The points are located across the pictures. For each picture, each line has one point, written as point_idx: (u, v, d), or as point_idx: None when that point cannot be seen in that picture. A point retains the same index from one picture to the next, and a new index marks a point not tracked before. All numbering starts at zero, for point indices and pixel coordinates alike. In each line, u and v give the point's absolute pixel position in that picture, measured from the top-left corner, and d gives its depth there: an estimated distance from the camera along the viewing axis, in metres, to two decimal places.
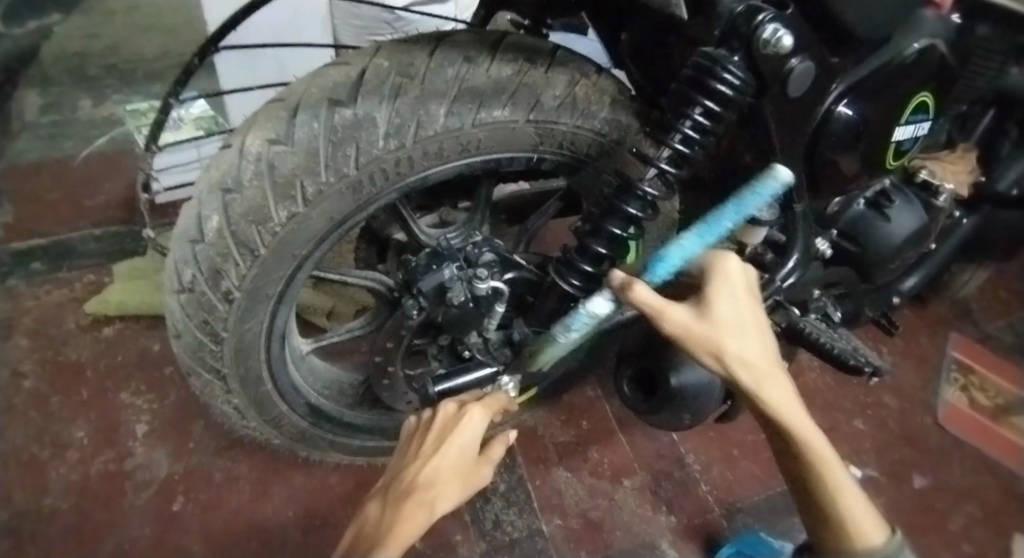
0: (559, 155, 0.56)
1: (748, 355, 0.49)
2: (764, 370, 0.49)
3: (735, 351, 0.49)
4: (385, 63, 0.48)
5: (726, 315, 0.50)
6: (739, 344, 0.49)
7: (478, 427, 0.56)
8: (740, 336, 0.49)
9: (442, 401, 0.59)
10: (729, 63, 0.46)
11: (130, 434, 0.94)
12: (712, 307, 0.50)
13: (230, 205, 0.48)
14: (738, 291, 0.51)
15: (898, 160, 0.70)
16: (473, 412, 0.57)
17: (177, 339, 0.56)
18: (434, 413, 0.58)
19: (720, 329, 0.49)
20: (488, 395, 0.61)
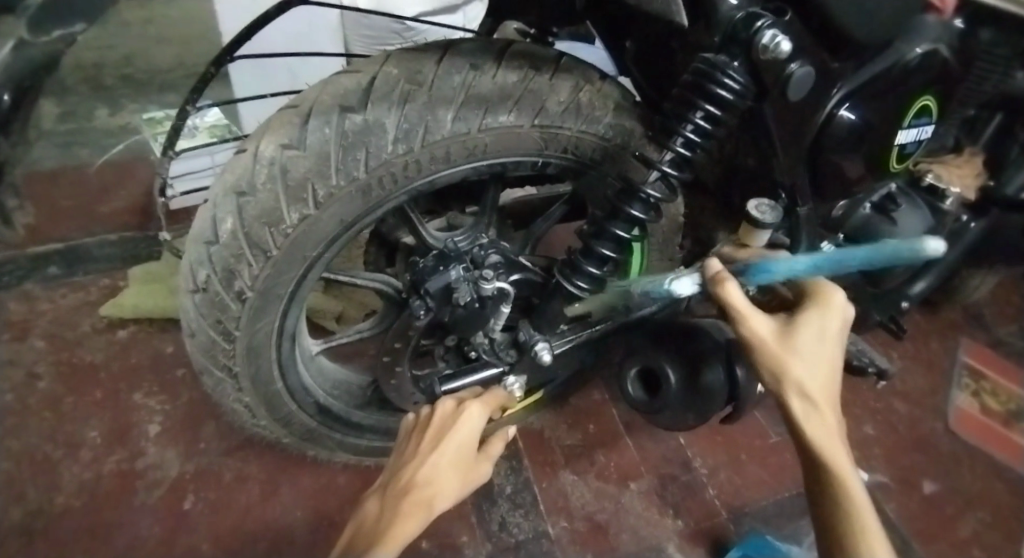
0: (563, 159, 0.57)
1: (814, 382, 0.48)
2: (820, 404, 0.48)
3: (799, 378, 0.48)
4: (394, 70, 0.50)
5: (804, 342, 0.50)
6: (807, 373, 0.48)
7: (477, 423, 0.58)
8: (816, 363, 0.49)
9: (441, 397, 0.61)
10: (729, 68, 0.47)
11: (143, 434, 0.96)
12: (791, 331, 0.50)
13: (244, 208, 0.49)
14: (828, 329, 0.51)
15: (900, 164, 0.69)
16: (472, 409, 0.58)
17: (191, 338, 0.58)
18: (433, 409, 0.59)
19: (792, 349, 0.49)
20: (488, 392, 0.62)
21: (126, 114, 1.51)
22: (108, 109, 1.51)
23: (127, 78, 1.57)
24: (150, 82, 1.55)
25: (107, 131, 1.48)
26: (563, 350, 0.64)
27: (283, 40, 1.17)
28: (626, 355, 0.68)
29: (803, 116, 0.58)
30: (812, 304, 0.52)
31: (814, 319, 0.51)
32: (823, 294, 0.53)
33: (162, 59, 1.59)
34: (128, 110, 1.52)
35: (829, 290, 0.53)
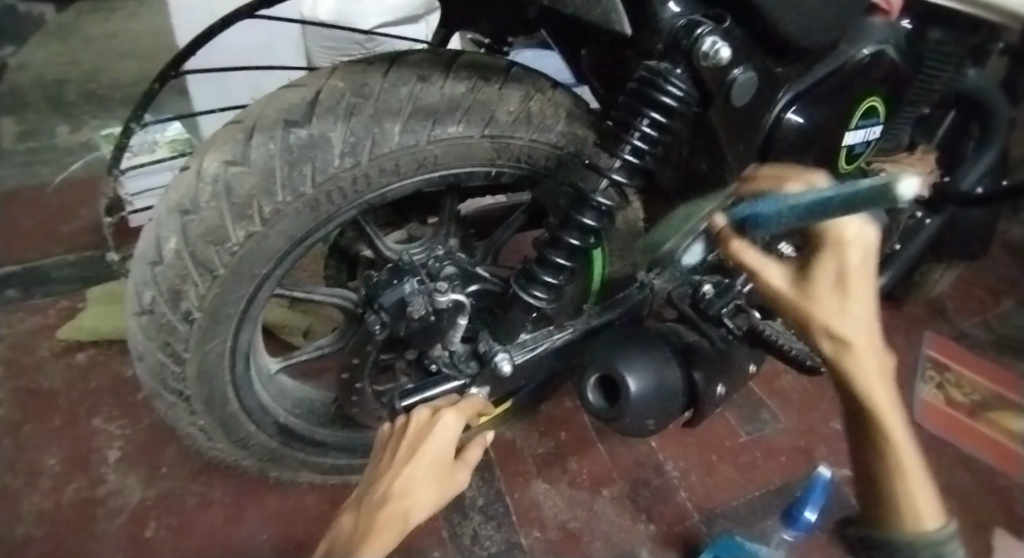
0: (517, 168, 0.57)
1: (848, 329, 0.48)
2: (858, 345, 0.47)
3: (832, 329, 0.48)
4: (339, 84, 0.49)
5: (828, 298, 0.48)
6: (839, 319, 0.48)
7: (453, 432, 0.56)
8: (847, 311, 0.47)
9: (414, 409, 0.58)
10: (671, 76, 0.48)
11: (103, 461, 0.93)
12: (817, 285, 0.49)
13: (188, 227, 0.48)
14: (850, 263, 0.48)
15: (851, 165, 0.70)
16: (447, 417, 0.57)
17: (140, 361, 0.57)
18: (408, 419, 0.58)
19: (822, 304, 0.48)
20: (464, 401, 0.61)
21: (87, 130, 1.47)
22: (69, 126, 1.48)
23: (88, 93, 1.57)
24: (111, 96, 1.55)
25: (67, 149, 1.45)
26: (525, 359, 0.63)
27: (242, 52, 1.15)
28: (586, 361, 0.62)
29: (749, 119, 0.59)
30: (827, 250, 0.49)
31: (831, 270, 0.48)
32: (832, 231, 0.49)
33: (124, 75, 1.60)
34: (89, 126, 1.49)
35: (838, 223, 0.48)
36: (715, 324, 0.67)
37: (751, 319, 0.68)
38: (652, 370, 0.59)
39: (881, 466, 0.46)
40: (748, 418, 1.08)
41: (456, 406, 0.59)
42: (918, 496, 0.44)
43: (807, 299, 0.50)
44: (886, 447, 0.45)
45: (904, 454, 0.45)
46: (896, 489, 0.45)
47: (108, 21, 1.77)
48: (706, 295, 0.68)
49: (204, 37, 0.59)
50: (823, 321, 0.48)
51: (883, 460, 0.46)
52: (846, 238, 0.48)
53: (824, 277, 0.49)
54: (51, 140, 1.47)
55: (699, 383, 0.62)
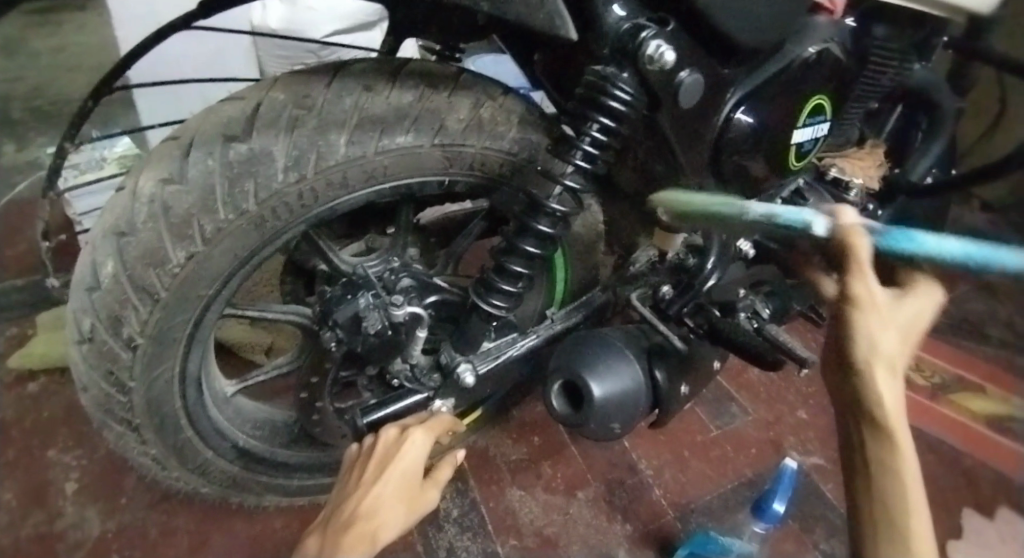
0: (470, 176, 0.57)
1: (892, 360, 0.37)
2: (902, 377, 0.37)
3: (886, 349, 0.37)
4: (280, 96, 0.48)
5: (885, 332, 0.37)
6: (890, 344, 0.37)
7: (421, 450, 0.55)
8: (897, 344, 0.38)
9: (384, 426, 0.56)
10: (617, 81, 0.47)
11: (59, 494, 0.89)
12: (888, 324, 0.38)
13: (125, 250, 0.46)
14: (915, 311, 0.40)
15: (800, 161, 0.72)
16: (415, 435, 0.55)
17: (86, 391, 0.55)
18: (374, 440, 0.55)
19: (877, 325, 0.38)
20: (433, 418, 0.59)
21: (33, 149, 1.41)
22: (15, 144, 1.42)
23: (35, 110, 1.51)
24: (59, 112, 1.49)
25: (13, 169, 1.38)
26: (489, 369, 0.62)
27: (190, 64, 1.12)
28: (548, 369, 0.61)
29: (699, 120, 0.59)
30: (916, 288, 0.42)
31: (900, 315, 0.39)
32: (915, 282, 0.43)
33: (73, 91, 1.54)
34: (36, 144, 1.43)
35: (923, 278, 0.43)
36: (676, 325, 0.66)
37: (711, 317, 0.66)
38: (612, 373, 0.57)
39: (866, 531, 0.37)
40: (719, 413, 1.09)
41: (426, 426, 0.56)
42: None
43: (859, 313, 0.38)
44: (884, 512, 0.36)
45: (919, 517, 0.35)
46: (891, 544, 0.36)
47: (54, 36, 1.70)
48: (664, 297, 0.66)
49: (139, 52, 0.56)
50: (884, 348, 0.37)
51: (897, 515, 0.36)
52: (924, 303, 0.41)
53: (898, 311, 0.39)
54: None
55: (662, 381, 0.60)
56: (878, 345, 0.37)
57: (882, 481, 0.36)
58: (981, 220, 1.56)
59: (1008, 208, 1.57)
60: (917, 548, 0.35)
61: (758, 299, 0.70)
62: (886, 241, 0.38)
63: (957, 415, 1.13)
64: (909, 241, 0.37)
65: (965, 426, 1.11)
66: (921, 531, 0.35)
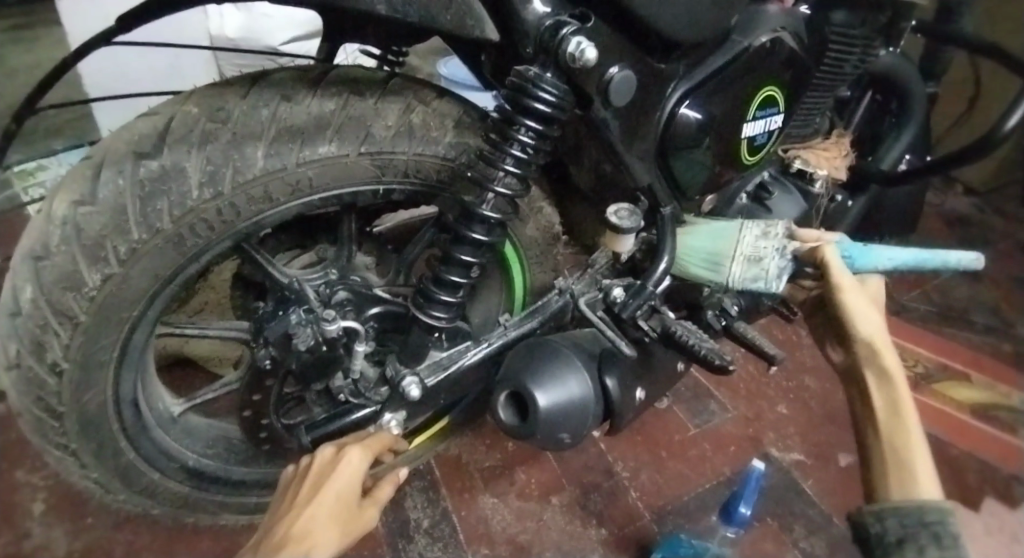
0: (407, 184, 0.55)
1: (874, 328, 0.48)
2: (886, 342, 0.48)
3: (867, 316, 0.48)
4: (193, 110, 0.46)
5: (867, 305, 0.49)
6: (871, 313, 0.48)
7: (359, 468, 0.53)
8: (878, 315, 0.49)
9: (321, 446, 0.56)
10: (541, 81, 0.46)
11: (25, 516, 0.88)
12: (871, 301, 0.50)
13: (41, 273, 0.45)
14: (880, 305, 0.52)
15: (754, 156, 0.70)
16: (352, 452, 0.54)
17: (21, 417, 0.54)
18: (312, 459, 0.54)
19: (860, 300, 0.48)
20: (370, 436, 0.58)
21: None
22: None
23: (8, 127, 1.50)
24: None
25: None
26: (438, 382, 0.59)
27: (148, 74, 1.11)
28: (496, 378, 0.59)
29: (639, 118, 0.58)
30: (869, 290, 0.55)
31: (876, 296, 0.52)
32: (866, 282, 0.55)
33: None
34: None
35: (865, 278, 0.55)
36: (630, 328, 0.62)
37: (665, 320, 0.62)
38: (559, 383, 0.56)
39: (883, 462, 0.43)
40: (697, 411, 1.07)
41: (366, 447, 0.55)
42: (921, 470, 0.41)
43: (843, 291, 0.49)
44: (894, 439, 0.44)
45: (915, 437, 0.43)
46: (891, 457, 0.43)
47: (29, 50, 1.69)
48: (617, 300, 0.63)
49: (61, 69, 0.55)
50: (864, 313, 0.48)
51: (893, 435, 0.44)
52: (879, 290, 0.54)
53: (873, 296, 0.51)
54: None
55: (614, 388, 0.59)
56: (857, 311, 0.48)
57: (890, 417, 0.45)
58: (966, 205, 1.54)
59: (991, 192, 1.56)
60: (919, 467, 0.42)
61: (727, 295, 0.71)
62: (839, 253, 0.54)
63: (941, 404, 1.11)
64: (852, 255, 0.54)
65: (948, 416, 1.09)
66: (921, 454, 0.42)
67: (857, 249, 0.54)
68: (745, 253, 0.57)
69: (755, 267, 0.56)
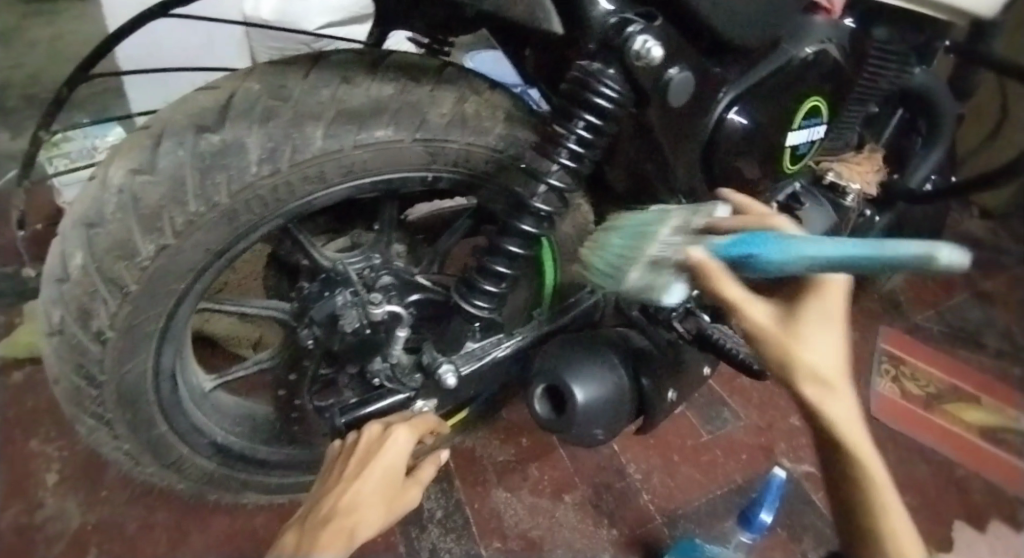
0: (454, 172, 0.55)
1: (829, 365, 0.36)
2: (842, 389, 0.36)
3: (815, 369, 0.35)
4: (255, 86, 0.47)
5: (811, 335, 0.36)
6: (820, 358, 0.36)
7: (404, 449, 0.55)
8: (828, 349, 0.36)
9: (367, 423, 0.57)
10: (604, 77, 0.46)
11: (40, 484, 0.88)
12: (803, 325, 0.36)
13: (95, 241, 0.45)
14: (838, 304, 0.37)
15: (795, 165, 0.71)
16: (397, 432, 0.55)
17: (57, 384, 0.53)
18: (359, 435, 0.56)
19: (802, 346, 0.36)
20: (417, 416, 0.60)
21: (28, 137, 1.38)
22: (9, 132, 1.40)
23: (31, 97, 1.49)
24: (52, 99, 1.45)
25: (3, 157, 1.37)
26: (472, 370, 0.61)
27: (181, 51, 1.12)
28: (531, 372, 0.59)
29: (688, 119, 0.57)
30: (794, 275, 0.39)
31: (817, 304, 0.37)
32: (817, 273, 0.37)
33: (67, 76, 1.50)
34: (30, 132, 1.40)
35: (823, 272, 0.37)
36: (663, 329, 0.62)
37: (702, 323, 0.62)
38: (599, 378, 0.56)
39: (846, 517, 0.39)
40: (711, 419, 1.07)
41: (412, 431, 0.57)
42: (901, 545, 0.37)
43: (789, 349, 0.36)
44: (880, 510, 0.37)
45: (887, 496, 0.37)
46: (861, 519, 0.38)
47: None
48: (654, 300, 0.62)
49: (115, 38, 0.55)
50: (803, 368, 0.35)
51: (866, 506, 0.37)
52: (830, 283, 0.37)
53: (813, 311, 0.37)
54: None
55: (648, 389, 0.60)
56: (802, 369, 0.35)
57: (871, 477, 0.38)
58: (980, 228, 1.54)
59: (1008, 216, 1.56)
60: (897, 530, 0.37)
61: None
62: (727, 252, 0.38)
63: (951, 425, 1.12)
64: (763, 250, 0.35)
65: (959, 437, 1.10)
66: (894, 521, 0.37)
67: (776, 244, 0.35)
68: (648, 255, 0.48)
69: (649, 276, 0.46)
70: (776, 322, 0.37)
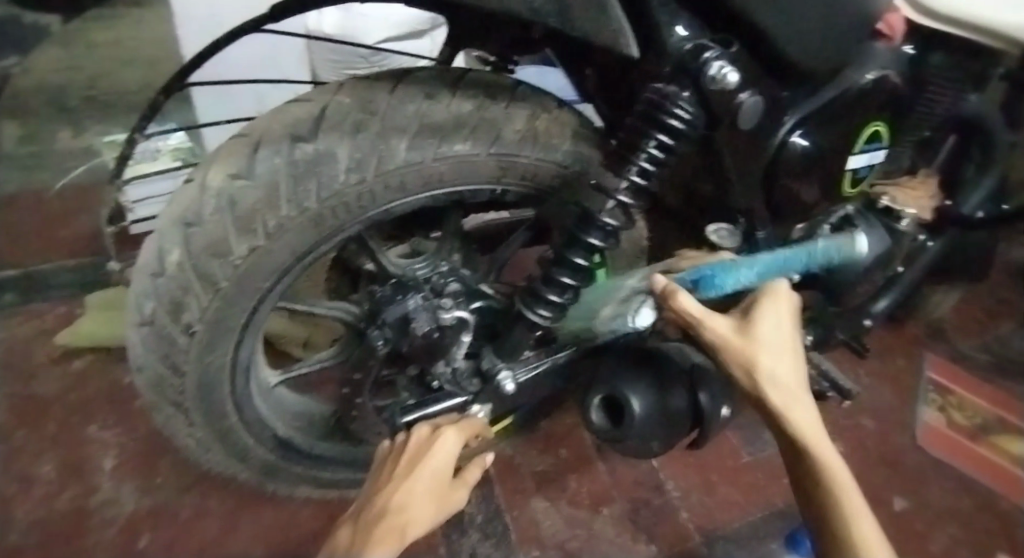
0: (522, 187, 0.58)
1: (779, 369, 0.55)
2: (789, 387, 0.54)
3: (768, 367, 0.55)
4: (346, 101, 0.50)
5: (763, 329, 0.57)
6: (773, 362, 0.55)
7: (452, 450, 0.57)
8: (777, 356, 0.55)
9: (415, 425, 0.59)
10: (678, 99, 0.48)
11: (97, 468, 0.93)
12: (752, 328, 0.57)
13: (192, 239, 0.48)
14: (783, 323, 0.58)
15: (854, 188, 0.72)
16: (447, 433, 0.58)
17: (139, 372, 0.56)
18: (408, 436, 0.58)
19: (758, 347, 0.55)
20: (464, 420, 0.62)
21: (88, 135, 1.43)
22: (70, 130, 1.44)
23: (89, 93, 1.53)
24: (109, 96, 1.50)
25: (65, 156, 1.42)
26: (528, 378, 0.63)
27: (247, 63, 1.17)
28: (590, 382, 0.63)
29: (749, 143, 0.59)
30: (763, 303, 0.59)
31: (767, 322, 0.57)
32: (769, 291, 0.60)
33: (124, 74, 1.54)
34: (91, 131, 1.44)
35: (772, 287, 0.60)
36: None
37: None
38: (656, 395, 0.59)
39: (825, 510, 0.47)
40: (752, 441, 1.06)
41: (458, 434, 0.59)
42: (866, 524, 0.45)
43: (751, 349, 0.55)
44: (829, 485, 0.48)
45: (845, 486, 0.47)
46: (830, 502, 0.47)
47: None
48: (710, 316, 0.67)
49: (209, 52, 0.58)
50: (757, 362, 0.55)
51: (830, 489, 0.48)
52: (778, 297, 0.59)
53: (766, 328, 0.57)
54: (51, 146, 1.42)
55: (706, 402, 0.60)
56: (757, 364, 0.54)
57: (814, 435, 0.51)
58: None
59: None
60: (856, 516, 0.45)
61: None
62: (688, 279, 0.62)
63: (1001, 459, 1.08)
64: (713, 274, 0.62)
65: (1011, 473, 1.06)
66: (856, 502, 0.46)
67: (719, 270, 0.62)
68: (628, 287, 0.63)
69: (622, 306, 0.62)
70: (733, 331, 0.56)
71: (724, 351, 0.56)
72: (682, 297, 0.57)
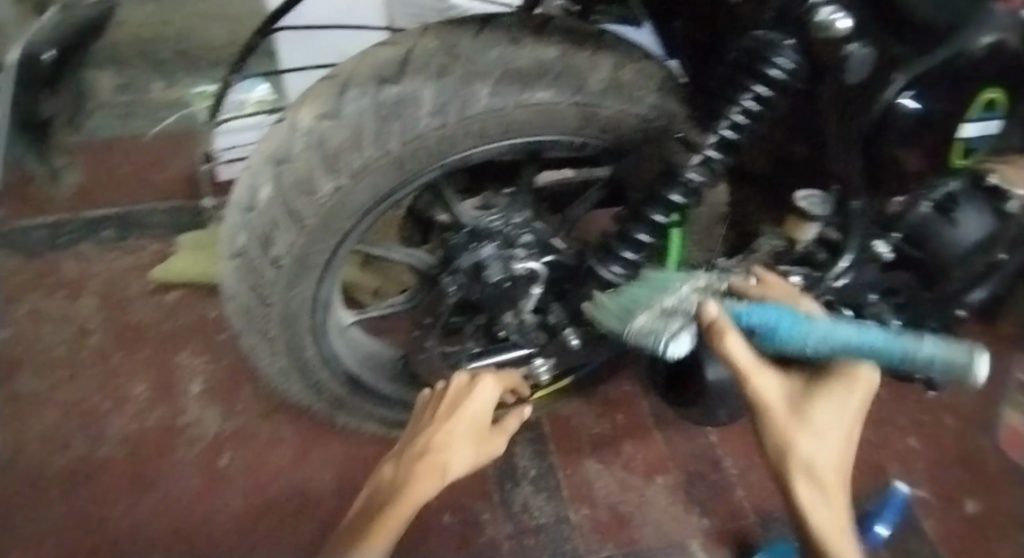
0: (602, 139, 0.56)
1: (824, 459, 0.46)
2: (830, 483, 0.45)
3: (809, 449, 0.46)
4: (432, 44, 0.50)
5: (820, 410, 0.48)
6: (818, 447, 0.46)
7: (489, 400, 0.62)
8: (825, 444, 0.46)
9: (455, 373, 0.64)
10: (781, 48, 0.45)
11: (186, 392, 1.01)
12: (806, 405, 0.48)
13: (282, 176, 0.50)
14: (849, 411, 0.48)
15: (964, 160, 0.66)
16: (485, 383, 0.62)
17: (229, 301, 0.60)
18: (448, 384, 0.63)
19: (801, 427, 0.47)
20: (504, 374, 0.67)
21: (179, 87, 1.46)
22: (162, 81, 1.46)
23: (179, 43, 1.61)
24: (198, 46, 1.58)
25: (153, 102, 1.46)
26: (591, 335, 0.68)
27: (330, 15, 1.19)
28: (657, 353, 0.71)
29: (855, 100, 0.54)
30: (834, 379, 0.49)
31: (827, 403, 0.48)
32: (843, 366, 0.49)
33: None
34: (183, 84, 1.47)
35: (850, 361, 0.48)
36: None
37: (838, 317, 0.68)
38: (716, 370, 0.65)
39: None
40: None
41: (489, 388, 0.63)
42: None
43: (792, 427, 0.47)
44: None
45: None
46: None
47: None
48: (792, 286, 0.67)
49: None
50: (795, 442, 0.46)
51: None
52: (857, 377, 0.48)
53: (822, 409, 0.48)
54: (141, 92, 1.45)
55: None
56: (794, 444, 0.46)
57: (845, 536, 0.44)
58: None
59: None
60: None
61: (886, 310, 0.76)
62: (742, 320, 0.52)
63: None
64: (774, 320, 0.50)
65: None
66: None
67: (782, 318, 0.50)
68: (663, 304, 0.54)
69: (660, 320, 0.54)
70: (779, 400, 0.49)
71: (764, 416, 0.49)
72: (732, 340, 0.50)
